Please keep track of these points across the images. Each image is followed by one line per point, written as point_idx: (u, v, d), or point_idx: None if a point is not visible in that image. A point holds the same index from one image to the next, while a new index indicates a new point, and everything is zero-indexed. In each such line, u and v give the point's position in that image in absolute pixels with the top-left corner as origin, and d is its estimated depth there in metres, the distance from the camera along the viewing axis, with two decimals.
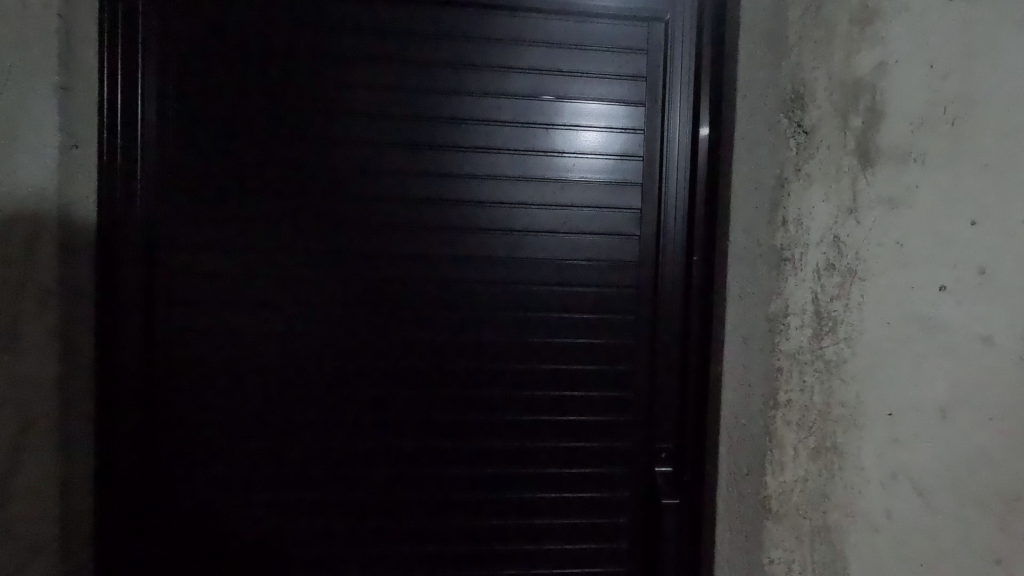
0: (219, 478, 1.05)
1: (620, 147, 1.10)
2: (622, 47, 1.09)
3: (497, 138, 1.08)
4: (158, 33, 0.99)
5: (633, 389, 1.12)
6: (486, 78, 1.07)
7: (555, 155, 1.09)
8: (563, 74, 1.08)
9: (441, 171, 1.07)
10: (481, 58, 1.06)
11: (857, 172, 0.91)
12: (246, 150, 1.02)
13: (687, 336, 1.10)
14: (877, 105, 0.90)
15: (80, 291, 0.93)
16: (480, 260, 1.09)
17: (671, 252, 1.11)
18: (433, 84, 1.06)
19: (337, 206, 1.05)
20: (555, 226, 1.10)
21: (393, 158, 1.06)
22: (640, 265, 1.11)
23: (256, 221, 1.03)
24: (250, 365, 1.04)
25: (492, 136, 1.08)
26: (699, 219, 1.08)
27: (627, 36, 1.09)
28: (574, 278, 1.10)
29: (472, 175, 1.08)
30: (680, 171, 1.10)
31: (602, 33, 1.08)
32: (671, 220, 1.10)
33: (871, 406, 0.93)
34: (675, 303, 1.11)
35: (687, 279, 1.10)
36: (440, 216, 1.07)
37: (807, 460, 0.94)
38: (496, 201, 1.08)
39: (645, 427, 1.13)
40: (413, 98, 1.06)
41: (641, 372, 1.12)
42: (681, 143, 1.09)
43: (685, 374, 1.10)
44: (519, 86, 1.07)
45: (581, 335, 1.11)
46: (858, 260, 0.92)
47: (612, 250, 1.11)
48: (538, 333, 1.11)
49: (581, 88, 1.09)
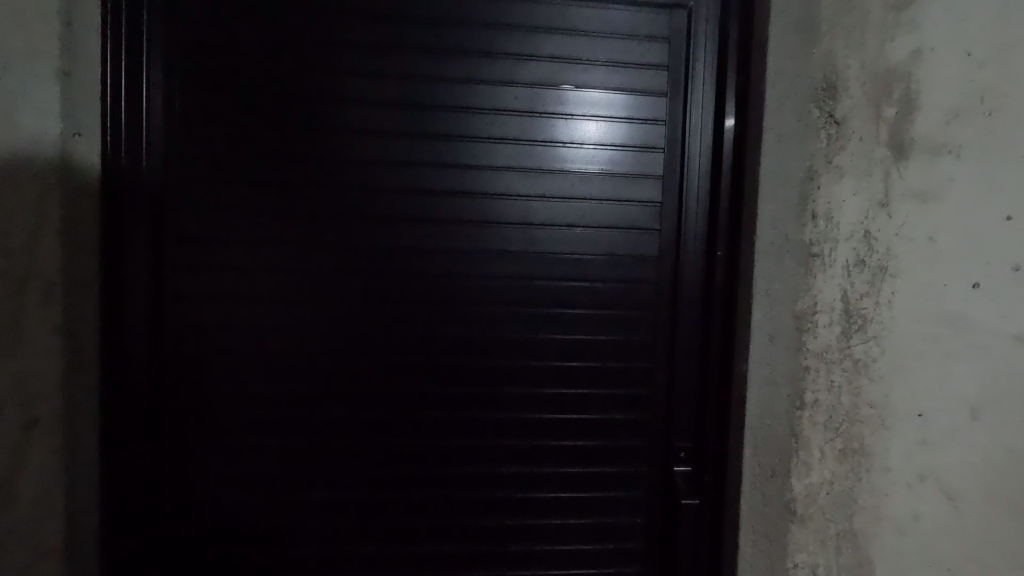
0: (228, 477, 1.02)
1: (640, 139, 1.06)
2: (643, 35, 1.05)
3: (512, 129, 1.04)
4: (164, 18, 0.96)
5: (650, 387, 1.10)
6: (501, 66, 1.03)
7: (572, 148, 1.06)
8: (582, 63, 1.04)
9: (454, 162, 1.03)
10: (496, 46, 1.03)
11: (889, 165, 0.87)
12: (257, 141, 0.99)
13: (707, 332, 1.08)
14: (911, 95, 0.86)
15: (85, 285, 0.91)
16: (494, 254, 1.06)
17: (692, 247, 1.08)
18: (448, 72, 1.02)
19: (349, 197, 1.02)
20: (572, 221, 1.06)
21: (407, 148, 1.02)
22: (659, 261, 1.08)
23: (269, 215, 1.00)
24: (261, 363, 1.02)
25: (505, 126, 1.04)
26: (721, 213, 1.05)
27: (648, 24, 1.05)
28: (591, 273, 1.07)
29: (486, 167, 1.04)
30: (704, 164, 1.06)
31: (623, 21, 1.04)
32: (692, 214, 1.07)
33: (900, 405, 0.90)
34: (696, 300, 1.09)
35: (708, 274, 1.07)
36: (452, 209, 1.04)
37: (833, 461, 0.91)
38: (509, 194, 1.05)
39: (662, 428, 1.10)
40: (427, 87, 1.02)
41: (659, 371, 1.10)
42: (703, 135, 1.06)
43: (705, 371, 1.08)
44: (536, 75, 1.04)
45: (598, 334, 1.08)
46: (889, 255, 0.88)
47: (631, 245, 1.08)
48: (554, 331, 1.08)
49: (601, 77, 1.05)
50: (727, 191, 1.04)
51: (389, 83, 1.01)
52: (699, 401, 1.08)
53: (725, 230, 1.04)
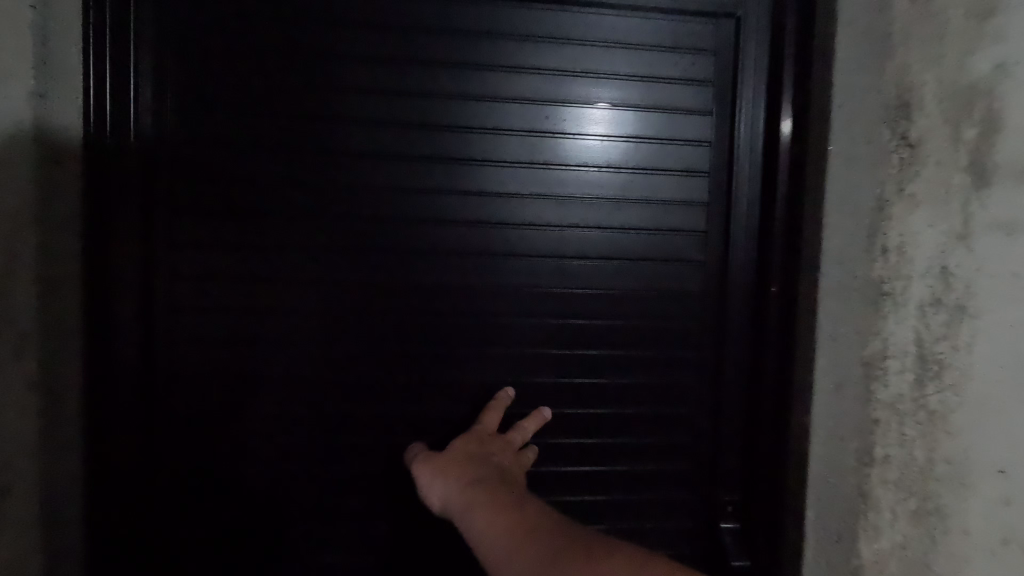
0: (226, 543, 0.91)
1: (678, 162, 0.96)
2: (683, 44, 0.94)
3: (532, 152, 0.93)
4: (150, 27, 0.84)
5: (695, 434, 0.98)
6: (517, 82, 0.92)
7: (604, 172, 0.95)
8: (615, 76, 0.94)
9: (465, 189, 0.92)
10: (511, 60, 0.92)
11: (970, 186, 0.73)
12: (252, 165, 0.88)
13: (759, 374, 0.96)
14: (998, 99, 0.71)
15: (61, 334, 0.79)
16: (514, 290, 0.94)
17: (740, 281, 0.97)
18: (457, 88, 0.91)
19: (351, 227, 0.90)
20: (602, 253, 0.96)
21: (413, 175, 0.91)
22: (703, 294, 0.97)
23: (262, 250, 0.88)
24: (260, 416, 0.90)
25: (521, 151, 0.93)
26: (773, 240, 0.93)
27: (690, 32, 0.94)
28: (624, 309, 0.97)
29: (500, 196, 0.93)
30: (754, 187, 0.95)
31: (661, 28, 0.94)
32: (740, 244, 0.96)
33: (989, 466, 0.74)
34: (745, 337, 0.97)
35: (757, 308, 0.96)
36: (465, 240, 0.93)
37: (906, 525, 0.79)
38: (529, 223, 0.94)
39: (707, 476, 1.00)
40: (432, 105, 0.91)
41: (703, 416, 0.99)
42: (753, 158, 0.95)
43: (756, 416, 0.97)
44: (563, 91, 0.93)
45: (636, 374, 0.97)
46: (970, 291, 0.74)
47: (669, 279, 0.97)
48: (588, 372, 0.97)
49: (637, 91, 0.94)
50: (778, 216, 0.92)
51: (392, 102, 0.90)
52: (750, 450, 0.97)
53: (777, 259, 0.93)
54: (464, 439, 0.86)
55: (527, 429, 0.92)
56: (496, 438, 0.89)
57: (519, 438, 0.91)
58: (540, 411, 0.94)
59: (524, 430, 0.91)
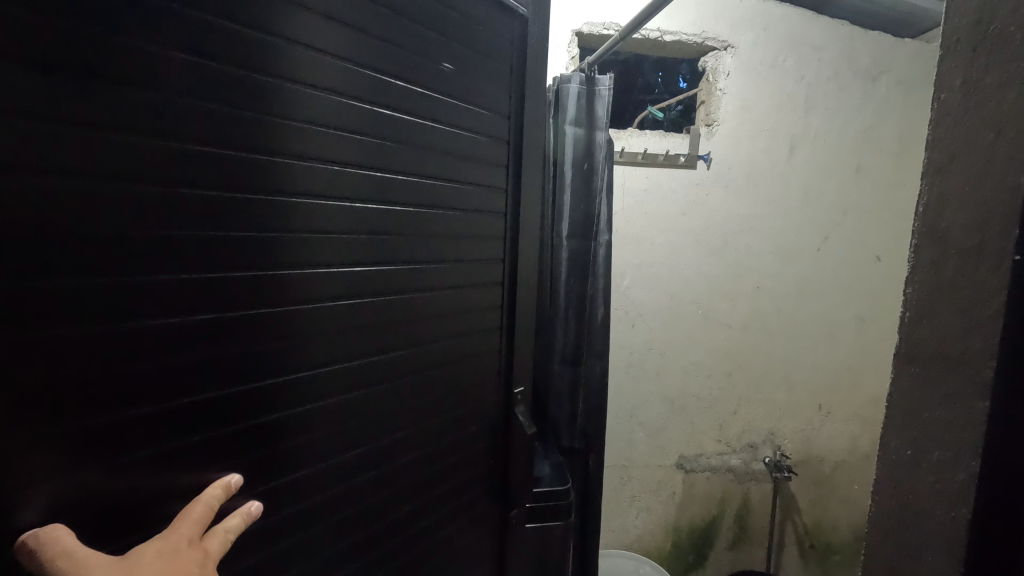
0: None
1: (520, 148, 1.31)
2: (515, 52, 1.27)
3: None
4: None
5: (526, 346, 1.41)
6: (407, 50, 0.97)
7: (478, 135, 1.18)
8: (487, 70, 1.18)
9: (349, 164, 0.88)
10: (354, 12, 0.86)
11: None
12: (150, 55, 0.62)
13: (960, 395, 0.58)
14: None
15: None
16: (395, 269, 0.99)
17: (958, 243, 0.57)
18: (367, 60, 0.89)
19: (271, 203, 0.77)
20: (469, 207, 1.16)
21: (284, 135, 0.77)
22: (514, 254, 1.33)
23: (171, 204, 0.66)
24: None
25: (414, 123, 0.99)
26: (992, 149, 0.54)
27: (522, 43, 1.28)
28: (481, 254, 1.23)
29: (404, 174, 0.98)
30: (956, 63, 0.58)
31: (509, 39, 1.24)
32: (963, 180, 0.57)
33: None
34: (937, 327, 0.60)
35: (956, 274, 0.58)
36: (310, 222, 0.82)
37: None
38: None
39: (524, 365, 1.41)
40: (340, 73, 0.85)
41: (526, 321, 1.41)
42: (996, 29, 0.54)
43: (960, 459, 0.58)
44: (448, 60, 1.06)
45: (477, 300, 1.23)
46: None
47: (504, 244, 1.30)
48: (444, 310, 1.13)
49: (496, 87, 1.21)
50: (1010, 94, 0.52)
51: (303, 59, 0.79)
52: (942, 515, 0.60)
53: (1020, 177, 0.51)
54: (149, 543, 0.64)
55: (216, 505, 0.72)
56: (199, 548, 0.67)
57: (223, 554, 0.70)
58: (224, 477, 0.75)
59: (229, 534, 0.72)
